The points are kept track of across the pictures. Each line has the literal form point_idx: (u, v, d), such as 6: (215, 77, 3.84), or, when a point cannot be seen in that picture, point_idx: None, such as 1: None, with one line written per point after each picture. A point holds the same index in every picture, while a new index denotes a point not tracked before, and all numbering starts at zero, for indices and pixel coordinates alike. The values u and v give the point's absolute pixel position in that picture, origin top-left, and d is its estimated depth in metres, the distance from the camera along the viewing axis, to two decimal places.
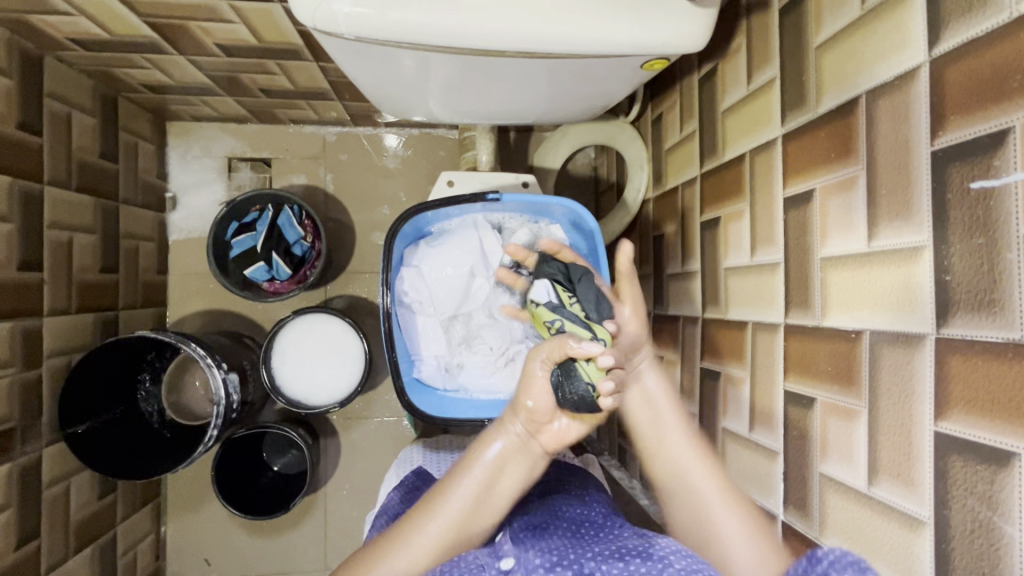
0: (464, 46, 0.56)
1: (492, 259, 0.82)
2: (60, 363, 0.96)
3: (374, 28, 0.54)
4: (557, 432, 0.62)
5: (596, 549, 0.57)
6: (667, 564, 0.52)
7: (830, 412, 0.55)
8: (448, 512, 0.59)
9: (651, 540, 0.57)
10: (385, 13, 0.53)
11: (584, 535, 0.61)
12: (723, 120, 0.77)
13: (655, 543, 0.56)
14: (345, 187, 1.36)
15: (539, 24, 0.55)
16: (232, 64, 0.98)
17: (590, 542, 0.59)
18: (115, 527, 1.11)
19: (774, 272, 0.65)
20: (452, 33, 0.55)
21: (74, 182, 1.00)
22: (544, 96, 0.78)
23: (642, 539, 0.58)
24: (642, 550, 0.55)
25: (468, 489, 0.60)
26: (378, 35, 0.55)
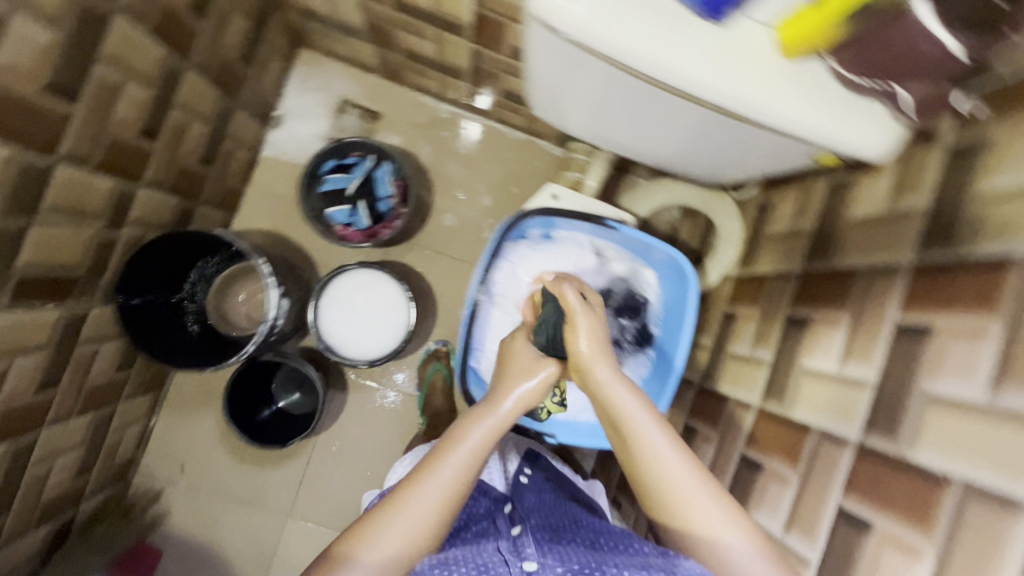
0: (671, 86, 0.55)
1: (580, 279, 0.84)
2: (136, 234, 0.97)
3: (590, 35, 0.52)
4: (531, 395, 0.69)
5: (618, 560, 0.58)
6: None
7: (888, 543, 0.55)
8: (454, 467, 0.61)
9: (674, 561, 0.55)
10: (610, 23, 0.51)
11: (602, 545, 0.64)
12: (846, 230, 0.78)
13: (679, 565, 0.54)
14: (437, 163, 1.38)
15: (748, 93, 0.54)
16: (394, 18, 1.01)
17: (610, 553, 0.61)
18: (117, 404, 1.11)
19: (861, 389, 0.65)
20: (663, 66, 0.53)
21: (211, 73, 1.02)
22: (697, 142, 0.77)
23: (663, 557, 0.56)
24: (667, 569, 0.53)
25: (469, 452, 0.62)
26: (595, 47, 0.53)
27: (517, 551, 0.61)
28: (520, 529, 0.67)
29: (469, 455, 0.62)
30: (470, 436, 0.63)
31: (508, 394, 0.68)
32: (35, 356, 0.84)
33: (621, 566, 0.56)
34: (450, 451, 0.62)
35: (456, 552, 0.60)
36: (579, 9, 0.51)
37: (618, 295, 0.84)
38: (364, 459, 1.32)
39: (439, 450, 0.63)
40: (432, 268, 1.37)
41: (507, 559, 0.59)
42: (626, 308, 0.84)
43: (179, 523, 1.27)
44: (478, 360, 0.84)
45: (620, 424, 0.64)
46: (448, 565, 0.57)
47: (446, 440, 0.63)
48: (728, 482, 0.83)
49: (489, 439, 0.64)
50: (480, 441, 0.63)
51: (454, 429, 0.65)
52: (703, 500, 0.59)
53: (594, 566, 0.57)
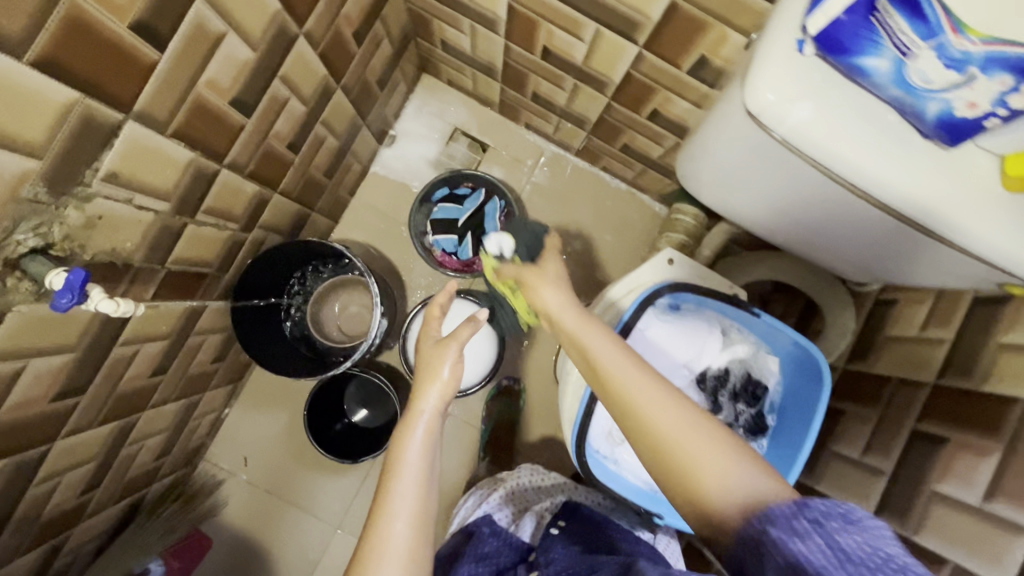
0: (872, 194, 0.56)
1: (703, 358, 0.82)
2: (260, 237, 1.01)
3: (813, 141, 0.55)
4: (449, 377, 0.73)
5: None
6: None
7: None
8: (411, 465, 0.66)
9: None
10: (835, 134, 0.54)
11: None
12: (996, 353, 0.72)
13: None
14: (537, 202, 1.39)
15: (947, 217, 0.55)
16: (537, 67, 1.04)
17: None
18: (204, 393, 1.14)
19: (1016, 536, 0.62)
20: (879, 181, 0.55)
21: (353, 94, 1.07)
22: (869, 257, 0.75)
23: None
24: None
25: (418, 444, 0.68)
26: (805, 149, 0.56)
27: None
28: None
29: (427, 424, 0.70)
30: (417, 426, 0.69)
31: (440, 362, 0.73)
32: (157, 344, 0.86)
33: None
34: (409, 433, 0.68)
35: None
36: (803, 113, 0.54)
37: (738, 378, 0.83)
38: None
39: (394, 447, 0.68)
40: None
41: None
42: (746, 394, 0.82)
43: (233, 515, 1.28)
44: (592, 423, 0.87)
45: (602, 374, 0.61)
46: None
47: (405, 422, 0.70)
48: None
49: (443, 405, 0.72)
50: (427, 423, 0.70)
51: (402, 426, 0.70)
52: (681, 420, 0.55)
53: None
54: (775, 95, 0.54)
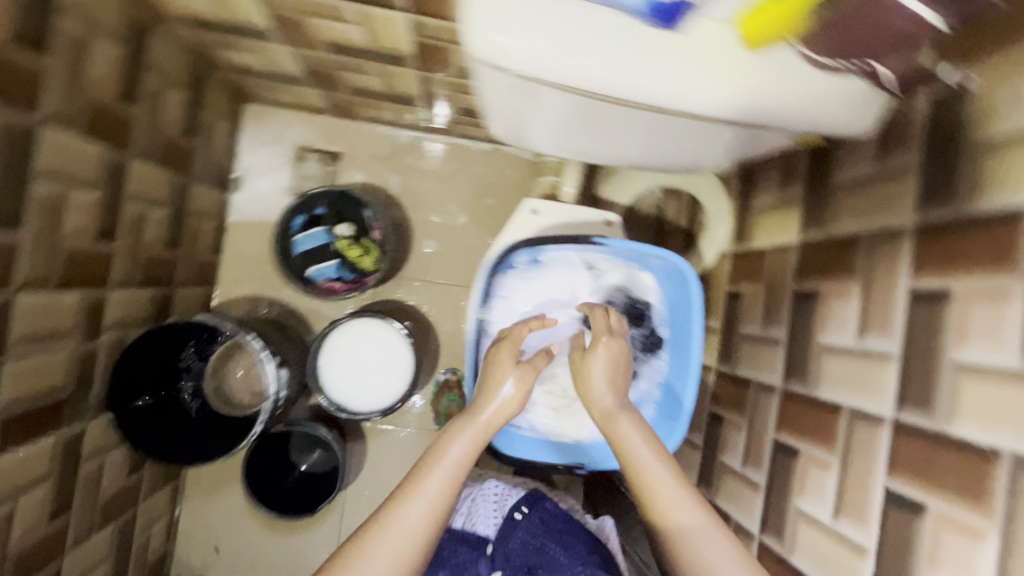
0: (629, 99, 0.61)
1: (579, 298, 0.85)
2: (115, 338, 0.94)
3: (545, 70, 0.58)
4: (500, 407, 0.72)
5: None
6: None
7: (945, 524, 0.53)
8: (431, 486, 0.65)
9: None
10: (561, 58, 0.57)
11: None
12: (837, 195, 0.76)
13: None
14: (409, 191, 1.33)
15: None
16: (335, 61, 0.97)
17: None
18: (136, 507, 1.08)
19: (886, 363, 0.63)
20: (620, 85, 0.59)
21: (158, 155, 0.98)
22: (682, 143, 0.78)
23: None
24: None
25: (441, 478, 0.66)
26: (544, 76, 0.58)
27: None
28: None
29: (451, 467, 0.67)
30: (448, 455, 0.67)
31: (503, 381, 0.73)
32: (39, 488, 0.81)
33: None
34: (435, 461, 0.67)
35: None
36: (522, 46, 0.56)
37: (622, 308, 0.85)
38: None
39: (416, 471, 0.67)
40: (426, 300, 1.33)
41: None
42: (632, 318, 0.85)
43: None
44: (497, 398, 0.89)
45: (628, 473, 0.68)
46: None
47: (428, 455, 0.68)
48: (766, 469, 0.81)
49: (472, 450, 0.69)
50: (460, 457, 0.68)
51: (432, 450, 0.69)
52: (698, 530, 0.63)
53: None
54: (491, 41, 0.56)
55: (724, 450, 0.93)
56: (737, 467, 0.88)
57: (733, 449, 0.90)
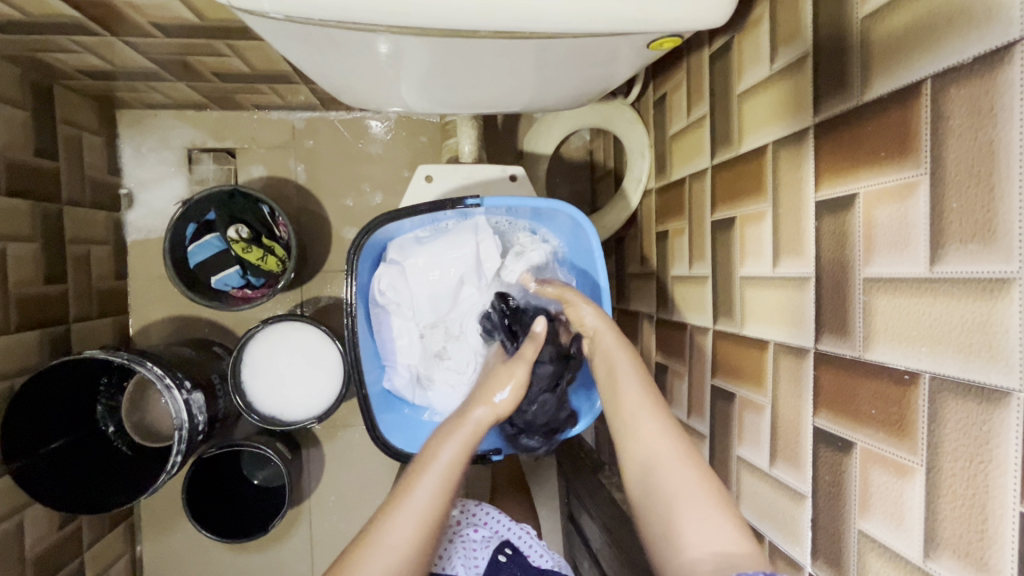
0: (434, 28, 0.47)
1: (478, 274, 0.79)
2: (1, 389, 0.87)
3: (311, 6, 0.44)
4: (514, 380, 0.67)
5: None
6: None
7: (873, 462, 0.46)
8: (436, 470, 0.59)
9: None
10: None
11: None
12: (739, 107, 0.66)
13: None
14: (318, 178, 1.23)
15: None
16: (176, 45, 0.86)
17: None
18: (82, 555, 1.03)
19: (802, 287, 0.55)
20: (415, 10, 0.44)
21: (4, 184, 0.88)
22: (528, 86, 0.68)
23: None
24: None
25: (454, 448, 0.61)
26: (315, 16, 0.45)
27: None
28: None
29: (462, 445, 0.61)
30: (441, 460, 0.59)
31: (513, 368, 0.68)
32: None
33: None
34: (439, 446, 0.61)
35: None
36: None
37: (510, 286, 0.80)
38: (365, 502, 1.26)
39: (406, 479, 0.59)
40: None
41: None
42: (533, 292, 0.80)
43: None
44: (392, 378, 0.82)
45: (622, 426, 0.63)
46: None
47: (419, 461, 0.60)
48: (708, 418, 0.75)
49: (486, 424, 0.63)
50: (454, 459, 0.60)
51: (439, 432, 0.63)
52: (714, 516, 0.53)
53: None
54: None
55: (671, 402, 0.86)
56: (683, 419, 0.82)
57: (678, 400, 0.84)
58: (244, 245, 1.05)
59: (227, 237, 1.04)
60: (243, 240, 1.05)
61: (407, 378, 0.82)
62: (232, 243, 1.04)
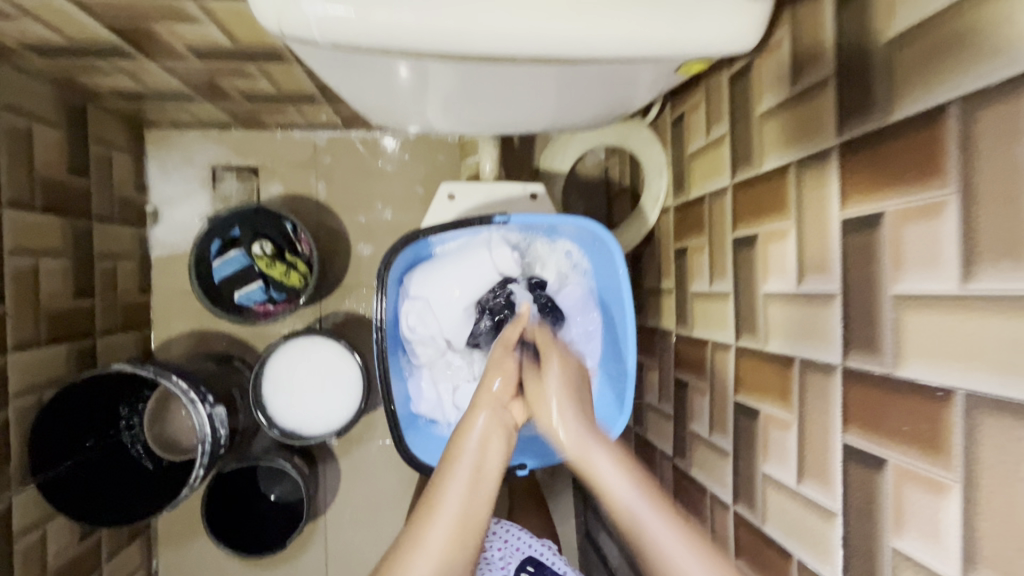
0: (468, 53, 0.48)
1: (482, 285, 0.78)
2: (29, 402, 0.88)
3: (354, 33, 0.46)
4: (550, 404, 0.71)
5: None
6: None
7: (907, 478, 0.46)
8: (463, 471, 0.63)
9: None
10: (368, 14, 0.45)
11: None
12: (759, 127, 0.68)
13: None
14: (338, 195, 1.26)
15: (549, 27, 0.47)
16: (208, 69, 0.89)
17: None
18: (100, 569, 1.03)
19: (829, 304, 0.56)
20: (450, 36, 0.46)
21: (39, 201, 0.91)
22: (553, 107, 0.69)
23: None
24: None
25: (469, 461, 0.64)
26: (358, 42, 0.47)
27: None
28: None
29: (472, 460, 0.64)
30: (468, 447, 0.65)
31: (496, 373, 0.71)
32: None
33: None
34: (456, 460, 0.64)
35: None
36: (312, 5, 0.44)
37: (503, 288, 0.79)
38: (380, 518, 1.26)
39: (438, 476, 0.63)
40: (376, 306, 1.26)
41: None
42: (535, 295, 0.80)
43: None
44: (419, 403, 0.81)
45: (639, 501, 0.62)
46: None
47: (448, 455, 0.65)
48: (731, 435, 0.74)
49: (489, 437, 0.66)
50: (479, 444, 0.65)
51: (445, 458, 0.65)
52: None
53: None
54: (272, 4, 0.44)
55: (692, 419, 0.86)
56: (705, 435, 0.82)
57: (699, 416, 0.84)
58: (267, 261, 1.06)
59: (250, 253, 1.06)
60: (266, 256, 1.06)
61: (434, 401, 0.81)
62: (256, 259, 1.06)
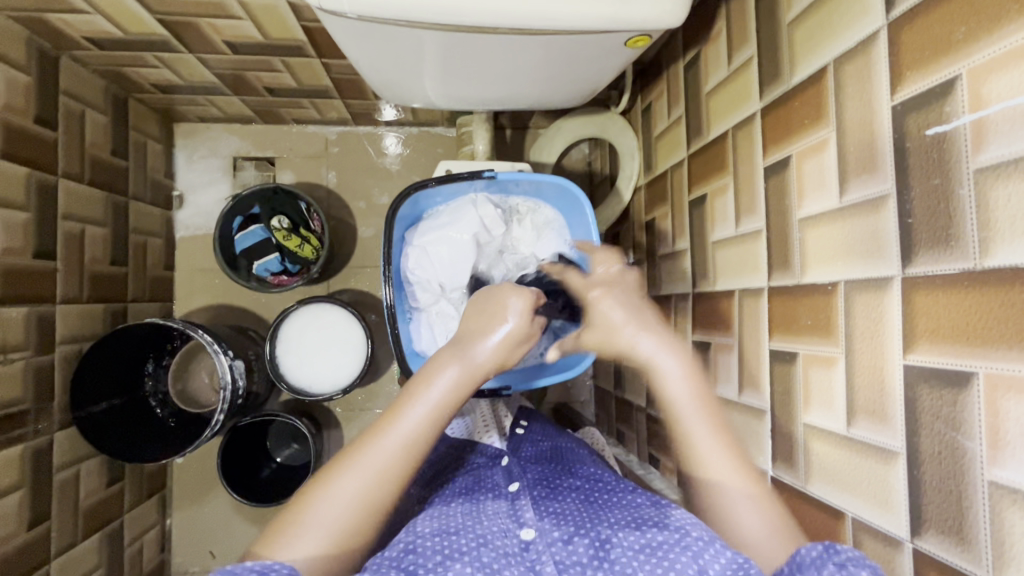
0: (462, 23, 0.61)
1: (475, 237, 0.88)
2: (71, 351, 0.98)
3: (373, 7, 0.59)
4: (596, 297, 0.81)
5: (614, 516, 0.58)
6: (685, 532, 0.53)
7: (811, 362, 0.57)
8: (428, 400, 0.61)
9: (666, 509, 0.57)
10: None
11: (596, 500, 0.62)
12: (707, 102, 0.81)
13: (671, 512, 0.56)
14: (347, 184, 1.39)
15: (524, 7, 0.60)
16: (239, 61, 1.02)
17: (602, 509, 0.60)
18: (122, 516, 1.12)
19: (756, 239, 0.68)
20: (447, 11, 0.60)
21: (86, 176, 1.03)
22: (534, 82, 0.83)
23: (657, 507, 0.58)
24: (659, 519, 0.56)
25: (431, 399, 0.62)
26: (376, 15, 0.60)
27: (516, 515, 0.61)
28: (517, 489, 0.65)
29: (435, 402, 0.61)
30: (433, 389, 0.62)
31: (495, 325, 0.68)
32: (13, 496, 0.85)
33: (615, 526, 0.56)
34: (418, 393, 0.62)
35: (458, 519, 0.59)
36: None
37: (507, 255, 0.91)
38: None
39: (397, 402, 0.62)
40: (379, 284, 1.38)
41: (506, 528, 0.58)
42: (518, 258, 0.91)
43: None
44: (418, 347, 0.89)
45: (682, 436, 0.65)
46: (450, 534, 0.56)
47: (414, 386, 0.63)
48: None
49: (461, 384, 0.63)
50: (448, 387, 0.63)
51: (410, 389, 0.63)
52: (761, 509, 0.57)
53: (590, 525, 0.57)
54: None
55: None
56: None
57: None
58: (284, 235, 1.19)
59: (269, 228, 1.19)
60: (284, 231, 1.19)
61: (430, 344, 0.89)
62: (274, 233, 1.19)
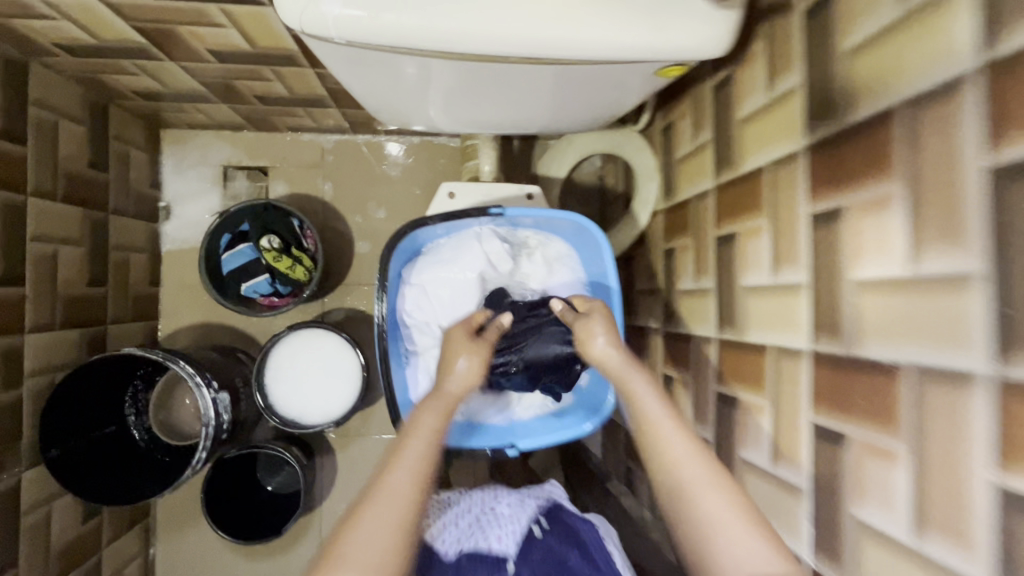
0: (467, 52, 0.53)
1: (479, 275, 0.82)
2: (42, 383, 0.91)
3: (366, 31, 0.51)
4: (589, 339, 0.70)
5: None
6: None
7: (866, 451, 0.50)
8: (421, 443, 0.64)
9: None
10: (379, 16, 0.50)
11: None
12: (740, 130, 0.72)
13: None
14: (343, 196, 1.31)
15: (540, 31, 0.52)
16: (226, 70, 0.94)
17: None
18: (100, 552, 1.05)
19: (797, 295, 0.60)
20: (451, 35, 0.51)
21: (61, 192, 0.96)
22: (546, 108, 0.74)
23: None
24: None
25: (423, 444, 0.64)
26: (369, 41, 0.52)
27: None
28: None
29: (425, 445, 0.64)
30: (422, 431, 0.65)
31: (456, 357, 0.70)
32: None
33: None
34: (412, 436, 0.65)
35: None
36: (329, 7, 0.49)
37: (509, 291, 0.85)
38: None
39: (389, 457, 0.64)
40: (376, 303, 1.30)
41: None
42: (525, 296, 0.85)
43: None
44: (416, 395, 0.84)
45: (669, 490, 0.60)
46: None
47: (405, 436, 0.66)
48: (712, 424, 0.78)
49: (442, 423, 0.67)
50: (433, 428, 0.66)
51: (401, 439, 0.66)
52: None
53: None
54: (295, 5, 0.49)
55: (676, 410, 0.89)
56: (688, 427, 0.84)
57: (683, 408, 0.86)
58: (274, 255, 1.11)
59: (257, 247, 1.10)
60: (273, 250, 1.10)
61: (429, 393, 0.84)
62: (263, 253, 1.11)
